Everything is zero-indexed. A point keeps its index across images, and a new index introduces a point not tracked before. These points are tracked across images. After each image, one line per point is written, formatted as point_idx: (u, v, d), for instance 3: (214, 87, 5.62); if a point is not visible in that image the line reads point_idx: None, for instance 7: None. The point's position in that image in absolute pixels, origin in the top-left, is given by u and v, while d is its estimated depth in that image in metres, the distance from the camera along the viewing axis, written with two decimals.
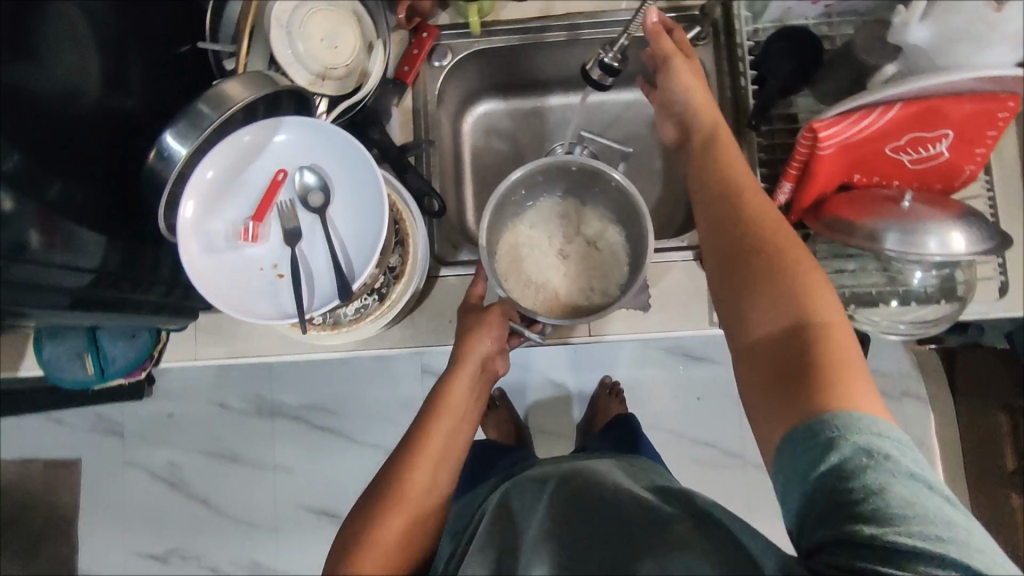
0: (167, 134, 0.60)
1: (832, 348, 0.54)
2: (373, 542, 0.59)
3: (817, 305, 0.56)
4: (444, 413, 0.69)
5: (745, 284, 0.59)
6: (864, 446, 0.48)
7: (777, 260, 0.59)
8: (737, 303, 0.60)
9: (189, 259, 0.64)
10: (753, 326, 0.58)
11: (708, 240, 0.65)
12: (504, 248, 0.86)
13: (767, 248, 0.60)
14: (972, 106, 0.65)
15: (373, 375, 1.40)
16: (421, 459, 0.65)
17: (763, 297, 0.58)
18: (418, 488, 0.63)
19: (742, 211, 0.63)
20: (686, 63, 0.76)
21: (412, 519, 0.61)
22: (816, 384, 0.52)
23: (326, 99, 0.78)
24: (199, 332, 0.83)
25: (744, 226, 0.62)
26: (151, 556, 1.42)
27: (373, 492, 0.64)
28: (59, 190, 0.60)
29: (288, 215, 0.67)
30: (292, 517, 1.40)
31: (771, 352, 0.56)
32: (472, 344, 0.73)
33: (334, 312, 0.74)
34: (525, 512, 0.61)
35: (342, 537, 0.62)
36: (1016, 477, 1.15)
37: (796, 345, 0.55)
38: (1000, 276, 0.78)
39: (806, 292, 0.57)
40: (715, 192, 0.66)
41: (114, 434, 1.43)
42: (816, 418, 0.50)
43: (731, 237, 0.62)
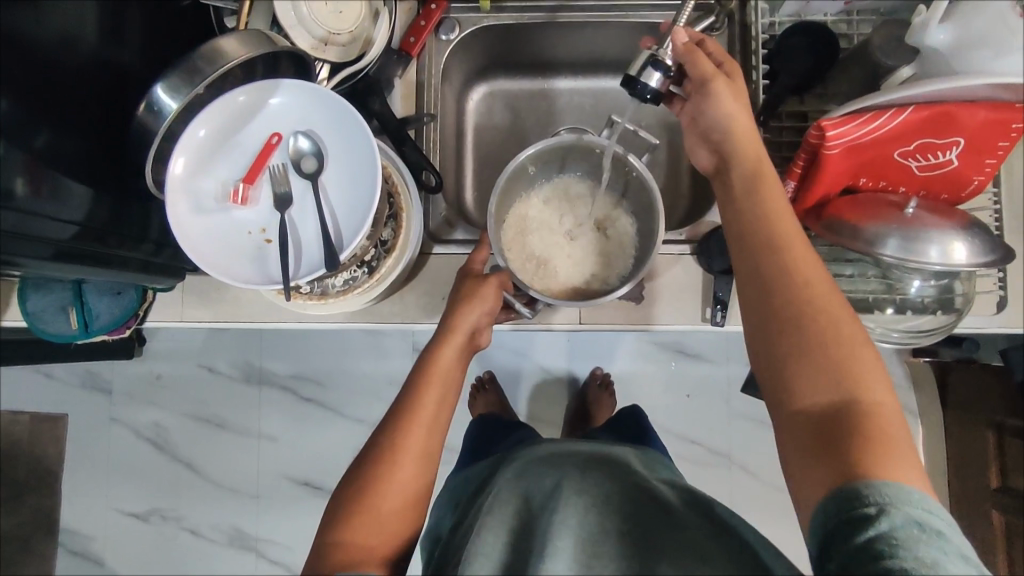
0: (158, 87, 0.58)
1: (881, 425, 0.52)
2: (368, 509, 0.60)
3: (867, 377, 0.55)
4: (430, 384, 0.66)
5: (795, 345, 0.56)
6: (916, 520, 0.46)
7: (828, 321, 0.56)
8: (782, 363, 0.57)
9: (176, 219, 0.63)
10: (799, 394, 0.56)
11: (748, 286, 0.61)
12: (512, 218, 0.85)
13: (818, 304, 0.57)
14: (986, 114, 0.64)
15: (365, 350, 1.40)
16: (415, 423, 0.64)
17: (810, 358, 0.56)
18: (409, 463, 0.62)
19: (792, 258, 0.59)
20: (728, 85, 0.68)
21: (406, 495, 0.61)
22: (867, 455, 0.50)
23: (328, 65, 0.75)
24: (185, 293, 0.81)
25: (791, 271, 0.59)
26: (132, 514, 1.42)
27: (362, 458, 0.64)
28: (46, 140, 0.58)
29: (279, 179, 0.66)
30: (275, 486, 1.40)
31: (815, 422, 0.54)
32: (460, 316, 0.70)
33: (322, 282, 0.73)
34: (545, 496, 0.59)
35: (335, 497, 0.62)
36: (999, 495, 1.15)
37: (847, 420, 0.53)
38: (999, 291, 0.77)
39: (859, 366, 0.55)
40: (759, 224, 0.61)
41: (103, 391, 1.44)
42: (864, 489, 0.48)
43: (779, 290, 0.58)
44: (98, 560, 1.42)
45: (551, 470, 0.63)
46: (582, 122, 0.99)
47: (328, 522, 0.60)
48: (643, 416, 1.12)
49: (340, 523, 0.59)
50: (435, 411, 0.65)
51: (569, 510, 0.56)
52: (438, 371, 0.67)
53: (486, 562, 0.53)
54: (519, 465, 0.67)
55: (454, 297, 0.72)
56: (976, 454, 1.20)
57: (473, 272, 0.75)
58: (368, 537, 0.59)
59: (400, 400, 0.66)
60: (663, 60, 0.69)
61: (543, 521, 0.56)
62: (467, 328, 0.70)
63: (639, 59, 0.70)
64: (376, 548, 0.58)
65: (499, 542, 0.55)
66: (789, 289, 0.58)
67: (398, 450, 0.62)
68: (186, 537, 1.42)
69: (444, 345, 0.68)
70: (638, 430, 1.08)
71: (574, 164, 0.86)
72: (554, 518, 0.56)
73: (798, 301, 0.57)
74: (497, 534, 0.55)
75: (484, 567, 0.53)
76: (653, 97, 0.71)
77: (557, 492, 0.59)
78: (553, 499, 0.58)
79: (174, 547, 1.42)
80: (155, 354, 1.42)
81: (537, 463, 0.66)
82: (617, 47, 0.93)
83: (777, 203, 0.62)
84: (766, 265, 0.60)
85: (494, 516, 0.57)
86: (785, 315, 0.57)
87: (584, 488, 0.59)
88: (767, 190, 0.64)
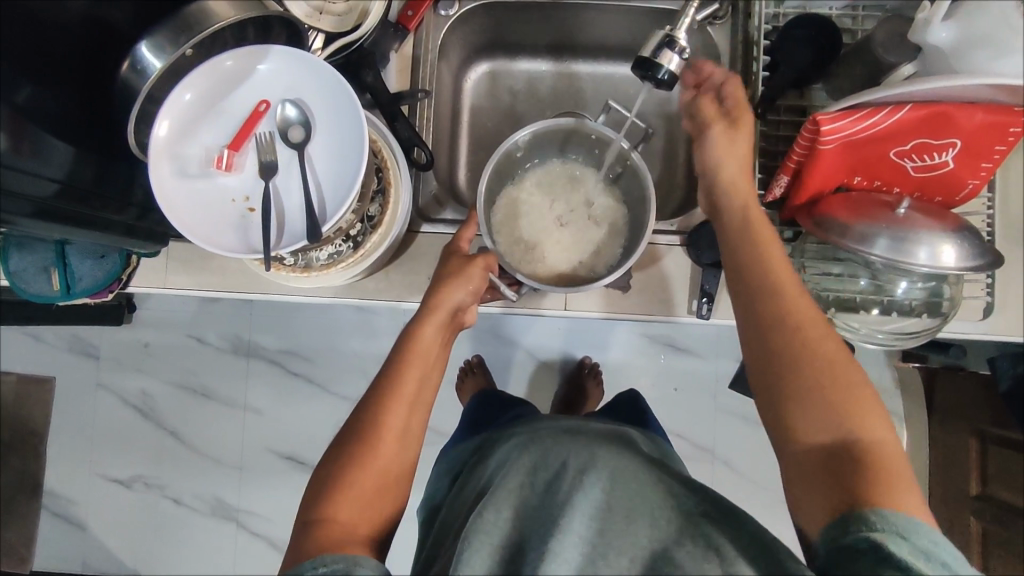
0: (142, 45, 0.57)
1: (885, 459, 0.54)
2: (343, 493, 0.59)
3: (867, 415, 0.56)
4: (409, 361, 0.65)
5: (793, 389, 0.57)
6: (922, 549, 0.47)
7: (825, 360, 0.57)
8: (783, 406, 0.57)
9: (158, 182, 0.62)
10: (802, 433, 0.56)
11: (748, 326, 0.61)
12: (503, 200, 0.85)
13: (817, 343, 0.58)
14: (983, 116, 0.63)
15: (354, 327, 1.40)
16: (393, 402, 0.63)
17: (810, 399, 0.56)
18: (392, 440, 0.62)
19: (792, 301, 0.60)
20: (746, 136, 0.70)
21: (385, 469, 0.61)
22: (872, 492, 0.51)
23: (322, 34, 0.75)
24: (169, 260, 0.81)
25: (792, 309, 0.60)
26: (116, 480, 1.42)
27: (346, 433, 0.63)
28: (28, 94, 0.58)
29: (266, 147, 0.65)
30: (260, 459, 1.41)
31: (819, 461, 0.55)
32: (444, 292, 0.68)
33: (306, 254, 0.73)
34: (551, 480, 0.59)
35: (316, 477, 0.62)
36: (977, 501, 1.16)
37: (852, 457, 0.54)
38: (988, 295, 0.76)
39: (862, 403, 0.56)
40: (753, 263, 0.63)
41: (91, 356, 1.44)
42: (871, 519, 0.49)
43: (780, 329, 0.59)
44: (80, 523, 1.43)
45: (559, 448, 0.63)
46: (581, 107, 0.98)
47: (310, 498, 0.60)
48: (643, 404, 1.11)
49: (323, 500, 0.59)
50: (416, 387, 0.64)
51: (579, 490, 0.56)
52: (421, 346, 0.66)
53: (490, 535, 0.54)
54: (525, 443, 0.67)
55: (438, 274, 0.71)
56: (957, 461, 1.21)
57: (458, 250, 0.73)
58: (350, 517, 0.58)
59: (381, 380, 0.65)
60: (678, 40, 0.65)
61: (551, 502, 0.56)
62: (453, 302, 0.68)
63: (653, 41, 0.66)
64: (358, 528, 0.58)
65: (507, 516, 0.56)
66: (791, 330, 0.59)
67: (382, 431, 0.62)
68: (168, 505, 1.42)
69: (425, 321, 0.67)
70: (638, 418, 1.06)
71: (570, 147, 0.85)
72: (568, 501, 0.56)
73: (800, 344, 0.58)
74: (502, 511, 0.56)
75: (487, 541, 0.54)
76: (668, 80, 0.67)
77: (571, 473, 0.59)
78: (564, 480, 0.58)
79: (156, 515, 1.42)
80: (145, 321, 1.42)
81: (542, 440, 0.66)
82: (618, 31, 0.91)
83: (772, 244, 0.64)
84: (765, 303, 0.60)
85: (501, 495, 0.58)
86: (783, 359, 0.58)
87: (590, 467, 0.59)
88: (763, 233, 0.64)
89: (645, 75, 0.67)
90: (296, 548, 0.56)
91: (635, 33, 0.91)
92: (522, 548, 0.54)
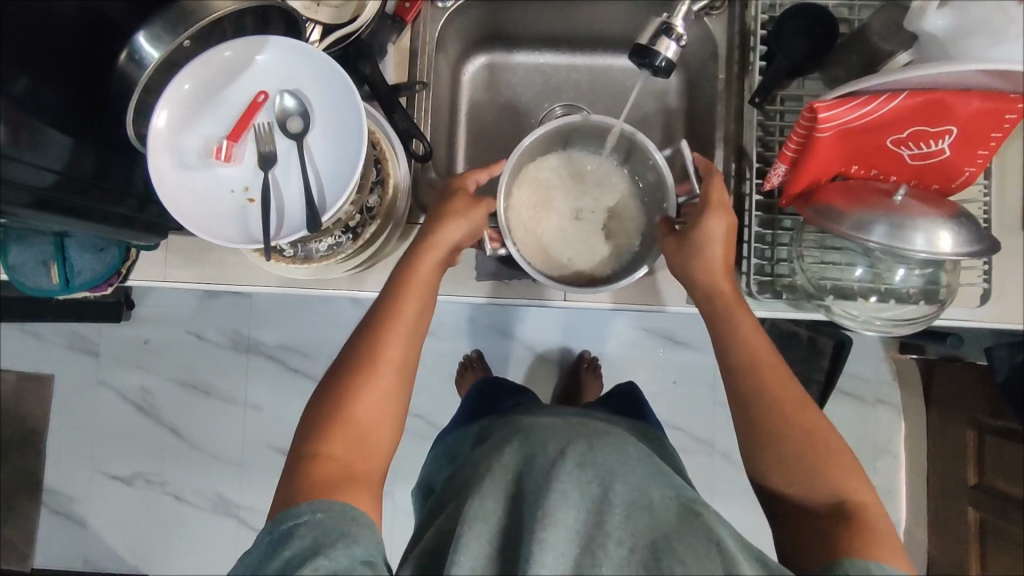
0: (139, 34, 0.57)
1: (873, 521, 0.57)
2: (343, 413, 0.61)
3: (850, 479, 0.60)
4: (406, 296, 0.65)
5: (779, 458, 0.62)
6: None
7: (810, 434, 0.62)
8: (772, 468, 0.62)
9: (157, 173, 0.62)
10: (790, 497, 0.61)
11: (739, 405, 0.65)
12: (529, 174, 0.83)
13: (801, 421, 0.62)
14: (979, 104, 0.63)
15: (354, 323, 1.40)
16: (393, 333, 0.64)
17: (794, 466, 0.61)
18: (389, 372, 0.63)
19: (775, 379, 0.64)
20: (722, 223, 0.69)
21: (380, 403, 0.62)
22: (858, 543, 0.54)
23: (319, 26, 0.75)
24: (168, 254, 0.80)
25: (778, 389, 0.64)
26: (116, 477, 1.42)
27: (343, 365, 0.64)
28: (25, 87, 0.57)
29: (265, 138, 0.65)
30: (260, 455, 1.41)
31: (810, 521, 0.59)
32: (443, 229, 0.68)
33: (306, 246, 0.73)
34: (538, 458, 0.61)
35: (317, 399, 0.63)
36: (975, 491, 1.17)
37: (837, 517, 0.58)
38: (984, 282, 0.76)
39: (845, 473, 0.60)
40: (737, 348, 0.66)
41: (90, 353, 1.44)
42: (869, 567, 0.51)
43: (763, 404, 0.63)
44: (81, 520, 1.43)
45: (549, 433, 0.64)
46: (578, 99, 0.98)
47: (306, 433, 0.61)
48: (641, 397, 1.11)
49: (318, 434, 0.60)
50: (413, 319, 0.65)
51: (562, 474, 0.57)
52: (419, 278, 0.67)
53: (483, 527, 0.56)
54: (522, 428, 0.68)
55: (435, 211, 0.71)
56: (955, 451, 1.22)
57: (453, 187, 0.73)
58: (343, 450, 0.60)
59: (377, 313, 0.65)
60: (676, 27, 0.65)
61: (537, 486, 0.57)
62: (451, 239, 0.69)
63: (650, 27, 0.67)
64: (352, 465, 0.60)
65: (497, 508, 0.57)
66: (776, 407, 0.63)
67: (380, 361, 0.63)
68: (169, 502, 1.42)
69: (424, 256, 0.67)
70: (638, 411, 1.06)
71: (580, 141, 0.84)
72: (549, 483, 0.56)
73: (782, 417, 0.63)
74: (497, 499, 0.58)
75: (483, 532, 0.55)
76: (666, 67, 0.66)
77: (558, 458, 0.59)
78: (550, 464, 0.59)
79: (157, 512, 1.42)
80: (144, 318, 1.42)
81: (536, 427, 0.67)
82: (615, 23, 0.92)
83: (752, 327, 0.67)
84: (753, 380, 0.65)
85: (490, 484, 0.60)
86: (768, 434, 0.62)
87: (590, 458, 0.59)
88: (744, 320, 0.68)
89: (643, 62, 0.67)
90: (291, 485, 0.58)
91: (633, 24, 0.91)
92: (516, 538, 0.55)
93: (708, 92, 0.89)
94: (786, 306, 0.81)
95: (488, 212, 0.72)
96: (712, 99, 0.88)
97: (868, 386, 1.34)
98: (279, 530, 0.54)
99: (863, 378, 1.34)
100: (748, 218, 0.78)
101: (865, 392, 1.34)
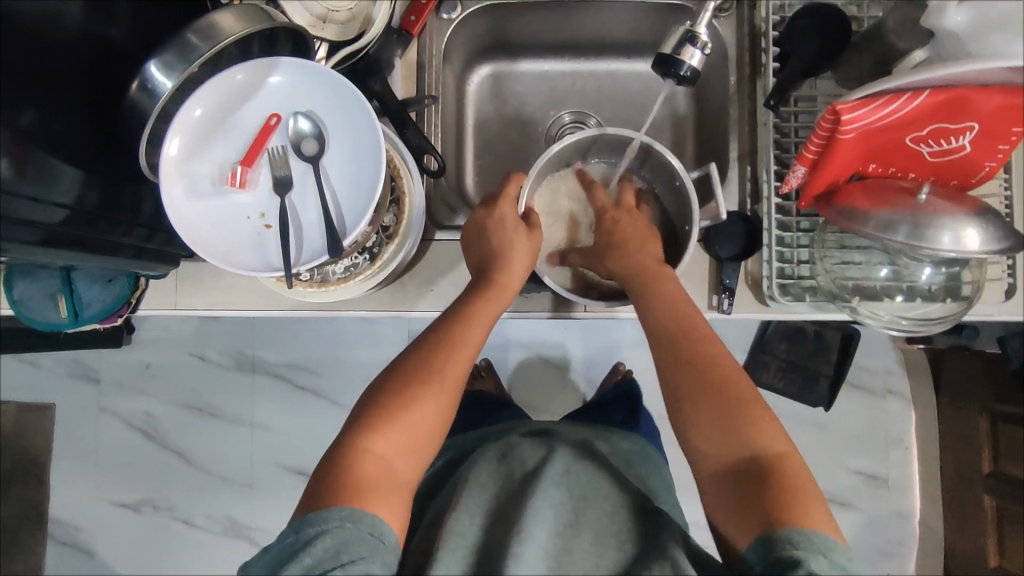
0: (151, 64, 0.55)
1: (788, 476, 0.58)
2: (400, 419, 0.61)
3: (767, 434, 0.61)
4: (472, 323, 0.67)
5: (698, 412, 0.63)
6: (838, 565, 0.52)
7: (732, 393, 0.63)
8: (690, 426, 0.63)
9: (170, 202, 0.61)
10: (709, 450, 0.62)
11: (666, 374, 0.66)
12: (548, 186, 0.83)
13: (725, 382, 0.64)
14: (1001, 99, 0.62)
15: (360, 338, 1.38)
16: (457, 354, 0.65)
17: (712, 425, 0.62)
18: (451, 392, 0.64)
19: (699, 342, 0.66)
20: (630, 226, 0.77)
21: (436, 418, 0.63)
22: (789, 510, 0.55)
23: (326, 43, 0.74)
24: (179, 281, 0.79)
25: (699, 351, 0.65)
26: (124, 505, 1.40)
27: (400, 371, 0.64)
28: (32, 119, 0.56)
29: (279, 162, 0.64)
30: (269, 475, 1.38)
31: (729, 475, 0.60)
32: (513, 258, 0.71)
33: (322, 268, 0.72)
34: (520, 466, 0.64)
35: (368, 397, 0.64)
36: (990, 479, 1.17)
37: (756, 473, 0.59)
38: (1009, 278, 0.76)
39: (764, 427, 0.61)
40: (657, 316, 0.68)
41: (92, 380, 1.41)
42: (794, 538, 0.53)
43: (691, 370, 0.64)
44: (89, 550, 1.40)
45: (526, 446, 0.68)
46: (584, 105, 0.97)
47: (355, 423, 0.61)
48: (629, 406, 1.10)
49: (369, 428, 0.61)
50: (474, 350, 0.67)
51: (539, 486, 0.60)
52: (486, 310, 0.68)
53: (460, 543, 0.58)
54: (503, 443, 0.70)
55: (501, 243, 0.72)
56: (968, 441, 1.22)
57: (507, 219, 0.73)
58: (392, 452, 0.60)
59: (444, 332, 0.66)
60: (700, 36, 0.64)
61: (521, 497, 0.59)
62: (519, 277, 0.72)
63: (674, 36, 0.66)
64: (394, 467, 0.60)
65: (473, 526, 0.59)
66: (701, 372, 0.64)
67: (445, 381, 0.64)
68: (179, 527, 1.39)
69: (491, 291, 0.70)
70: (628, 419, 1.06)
71: (597, 153, 0.83)
72: (530, 493, 0.59)
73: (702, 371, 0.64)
74: (474, 518, 0.60)
75: (459, 548, 0.57)
76: (690, 76, 0.66)
77: (536, 467, 0.63)
78: (530, 468, 0.63)
79: (166, 538, 1.39)
80: (145, 342, 1.40)
81: (517, 441, 0.70)
82: (621, 28, 0.91)
83: (674, 296, 0.69)
84: (676, 347, 0.66)
85: (472, 497, 0.62)
86: (692, 386, 0.63)
87: (568, 475, 0.62)
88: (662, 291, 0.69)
89: (666, 71, 0.66)
90: (330, 477, 0.58)
91: (639, 28, 0.90)
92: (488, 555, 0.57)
93: (718, 94, 0.88)
94: (808, 309, 0.79)
95: (541, 245, 0.75)
96: (723, 101, 0.87)
97: (878, 378, 1.34)
98: (306, 532, 0.54)
99: (872, 371, 1.35)
100: (769, 221, 0.77)
101: (876, 384, 1.34)
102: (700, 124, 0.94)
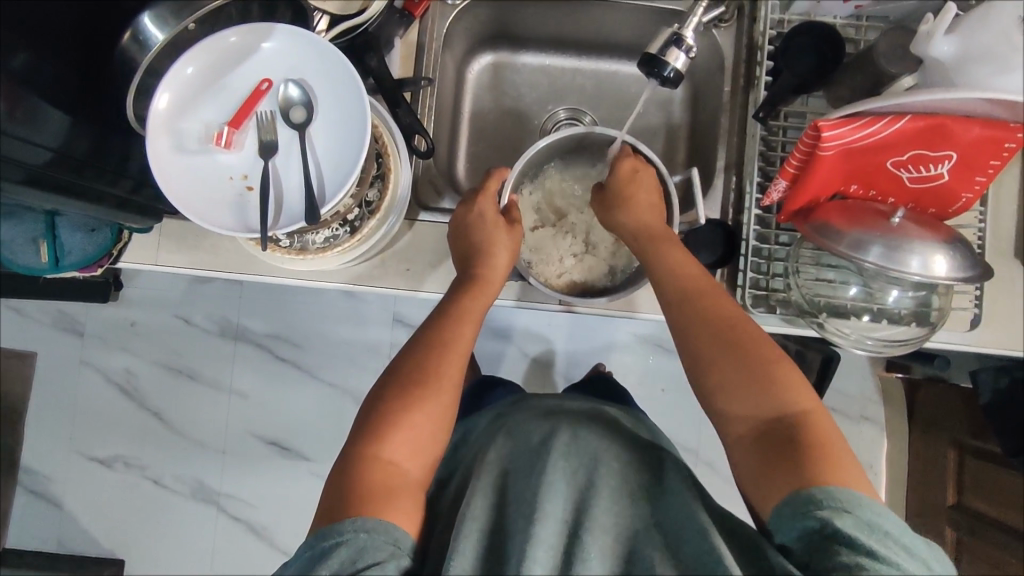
0: (145, 16, 0.56)
1: (822, 437, 0.58)
2: (402, 425, 0.62)
3: (797, 394, 0.60)
4: (462, 320, 0.69)
5: (723, 382, 0.62)
6: (866, 522, 0.51)
7: (753, 354, 0.63)
8: (718, 396, 0.63)
9: (156, 156, 0.62)
10: (738, 419, 0.61)
11: (682, 339, 0.67)
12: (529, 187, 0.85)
13: (754, 349, 0.63)
14: (980, 130, 0.63)
15: (344, 315, 1.39)
16: (451, 351, 0.67)
17: (741, 393, 0.61)
18: (448, 389, 0.65)
19: (724, 311, 0.66)
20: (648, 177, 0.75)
21: (438, 419, 0.64)
22: (826, 473, 0.55)
23: (326, 15, 0.74)
24: (162, 237, 0.80)
25: (718, 314, 0.66)
26: (95, 459, 1.40)
27: (401, 375, 0.65)
28: (24, 62, 0.57)
29: (266, 127, 0.64)
30: (242, 443, 1.39)
31: (767, 442, 0.59)
32: (493, 258, 0.73)
33: (302, 236, 0.73)
34: (523, 446, 0.65)
35: (366, 410, 0.64)
36: (952, 510, 1.16)
37: (791, 435, 0.58)
38: (975, 308, 0.78)
39: (793, 387, 0.61)
40: (671, 283, 0.69)
41: (75, 333, 1.42)
42: (817, 497, 0.53)
43: (719, 342, 0.64)
44: (56, 502, 1.40)
45: (529, 424, 0.68)
46: (583, 102, 0.97)
47: (359, 436, 0.62)
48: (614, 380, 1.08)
49: (374, 439, 0.61)
50: (468, 345, 0.69)
51: (549, 466, 0.61)
52: (471, 313, 0.70)
53: (473, 524, 0.58)
54: (516, 419, 0.71)
55: (483, 237, 0.74)
56: (935, 470, 1.22)
57: (486, 215, 0.75)
58: (401, 456, 0.61)
59: (439, 331, 0.68)
60: (686, 39, 0.66)
61: (529, 486, 0.60)
62: (501, 273, 0.74)
63: (661, 37, 0.67)
64: (401, 471, 0.61)
65: (485, 509, 0.60)
66: (723, 338, 0.64)
67: (441, 382, 0.65)
68: (148, 487, 1.40)
69: (478, 290, 0.71)
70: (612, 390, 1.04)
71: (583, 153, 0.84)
72: (540, 476, 0.60)
73: (731, 339, 0.64)
74: (486, 498, 0.61)
75: (473, 529, 0.58)
76: (674, 78, 0.67)
77: (546, 442, 0.64)
78: (540, 445, 0.64)
79: (135, 496, 1.40)
80: (132, 300, 1.40)
81: (525, 418, 0.71)
82: (623, 30, 0.92)
83: (694, 271, 0.69)
84: (694, 316, 0.66)
85: (483, 479, 0.63)
86: (717, 351, 0.64)
87: (574, 449, 0.63)
88: (688, 263, 0.70)
89: (651, 71, 0.67)
90: (343, 492, 0.58)
91: (641, 32, 0.91)
92: (503, 538, 0.58)
93: (714, 104, 0.90)
94: (779, 323, 0.80)
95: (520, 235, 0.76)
96: (717, 110, 0.88)
97: (854, 403, 1.35)
98: (319, 546, 0.54)
99: (848, 395, 1.35)
100: (747, 231, 0.78)
101: (851, 409, 1.35)
102: (693, 133, 0.95)
